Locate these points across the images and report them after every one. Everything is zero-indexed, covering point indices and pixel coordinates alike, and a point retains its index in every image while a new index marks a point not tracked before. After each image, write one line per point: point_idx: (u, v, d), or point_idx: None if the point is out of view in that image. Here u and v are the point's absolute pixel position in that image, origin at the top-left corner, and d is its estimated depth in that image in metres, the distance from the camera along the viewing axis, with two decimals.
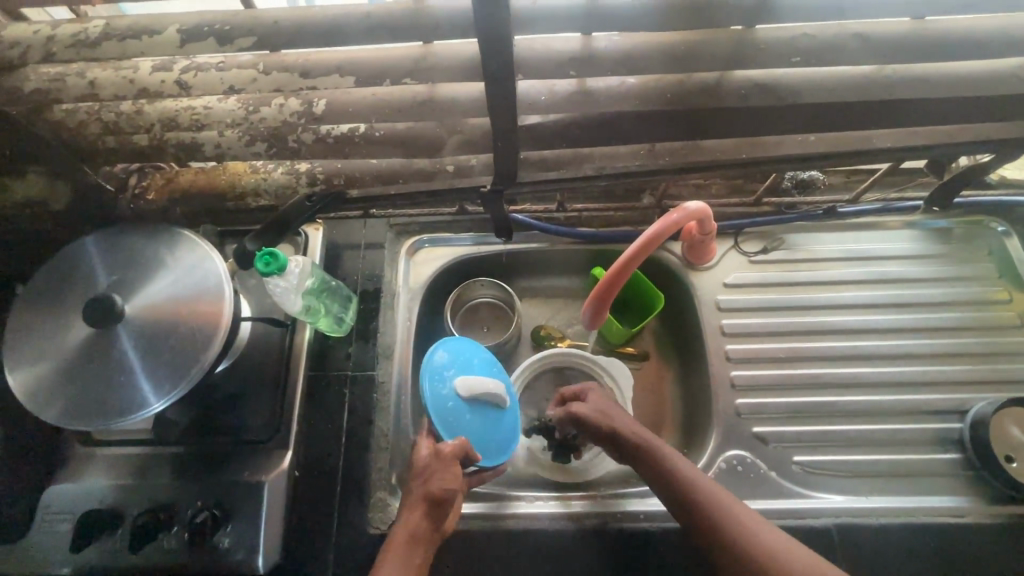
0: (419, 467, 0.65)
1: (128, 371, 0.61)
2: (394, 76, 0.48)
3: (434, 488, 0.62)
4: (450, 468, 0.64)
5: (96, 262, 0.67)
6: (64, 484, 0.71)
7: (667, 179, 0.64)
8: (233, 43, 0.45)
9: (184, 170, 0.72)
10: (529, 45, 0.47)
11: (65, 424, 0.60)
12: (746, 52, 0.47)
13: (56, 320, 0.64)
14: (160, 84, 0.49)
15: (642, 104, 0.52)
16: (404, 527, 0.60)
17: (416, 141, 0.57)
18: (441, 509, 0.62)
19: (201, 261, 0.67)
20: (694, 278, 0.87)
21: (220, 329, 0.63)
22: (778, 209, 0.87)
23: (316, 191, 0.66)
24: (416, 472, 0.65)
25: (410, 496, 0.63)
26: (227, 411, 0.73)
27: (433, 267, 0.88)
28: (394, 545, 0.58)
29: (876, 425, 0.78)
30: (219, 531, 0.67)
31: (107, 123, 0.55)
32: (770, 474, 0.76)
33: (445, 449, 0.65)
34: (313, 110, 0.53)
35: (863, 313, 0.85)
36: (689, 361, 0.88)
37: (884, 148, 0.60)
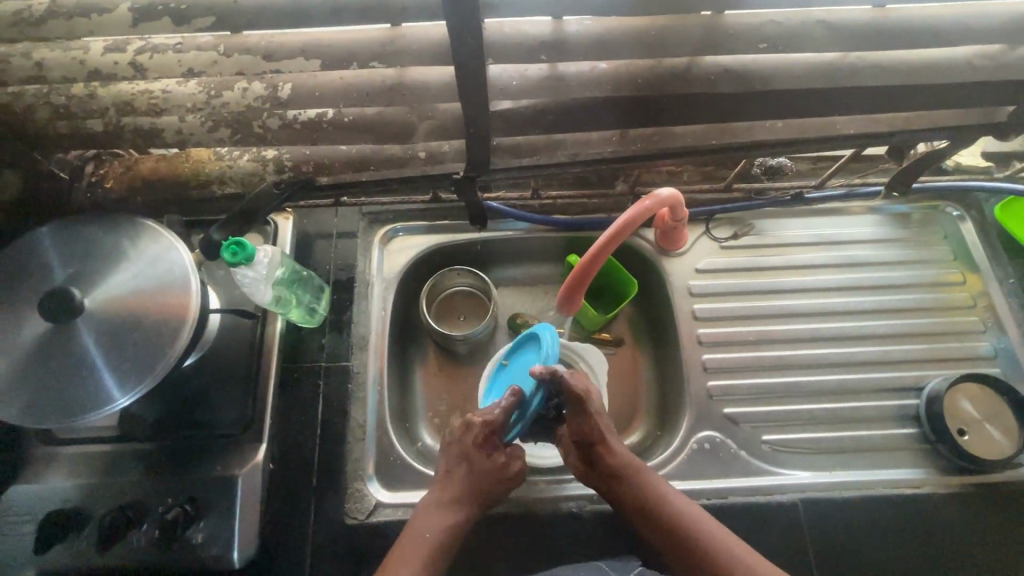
0: (488, 467, 0.66)
1: (90, 368, 0.59)
2: (361, 59, 0.47)
3: (492, 496, 0.66)
4: (507, 487, 0.68)
5: (51, 252, 0.64)
6: (25, 486, 0.69)
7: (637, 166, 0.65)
8: (191, 23, 0.43)
9: (143, 157, 0.67)
10: (499, 29, 0.46)
11: (23, 423, 0.58)
12: (714, 39, 0.48)
13: (10, 315, 0.62)
14: (113, 66, 0.47)
15: (613, 90, 0.52)
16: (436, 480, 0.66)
17: (385, 127, 0.56)
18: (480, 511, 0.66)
19: (165, 252, 0.65)
20: (667, 264, 0.89)
21: (187, 322, 0.61)
22: (748, 195, 0.89)
23: (285, 179, 0.64)
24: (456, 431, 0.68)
25: (464, 489, 0.65)
26: (196, 406, 0.72)
27: (406, 256, 0.88)
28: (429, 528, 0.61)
29: (838, 404, 0.81)
30: (192, 528, 0.66)
31: (57, 107, 0.52)
32: (739, 453, 0.78)
33: (519, 472, 0.68)
34: (278, 94, 0.51)
35: (828, 296, 0.87)
36: (663, 346, 0.89)
37: (847, 134, 0.61)
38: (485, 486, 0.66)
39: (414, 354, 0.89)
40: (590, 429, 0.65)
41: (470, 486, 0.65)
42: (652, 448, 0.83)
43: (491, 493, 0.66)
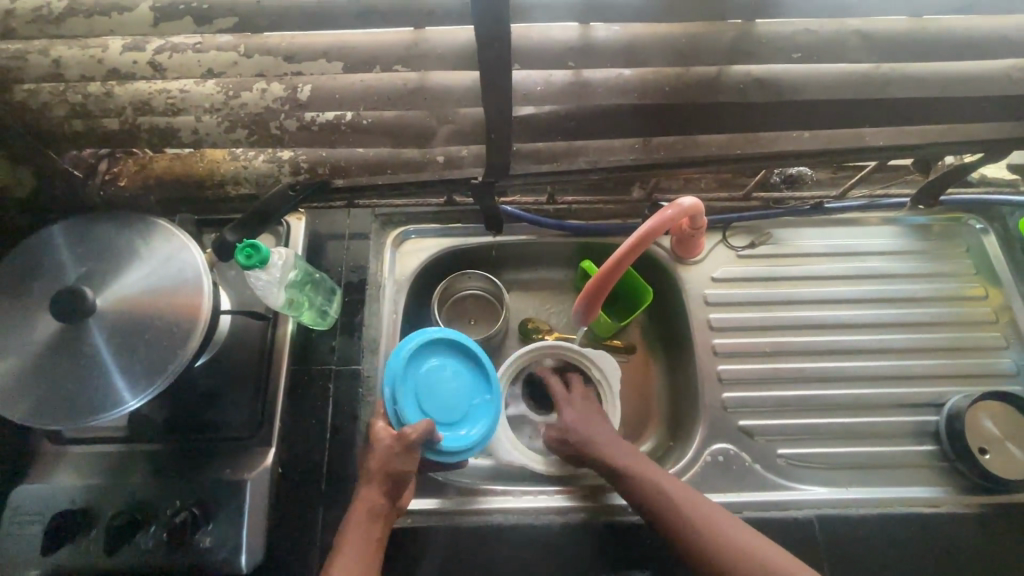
0: (376, 449, 0.66)
1: (101, 368, 0.59)
2: (384, 63, 0.46)
3: (395, 472, 0.64)
4: (406, 455, 0.65)
5: (64, 250, 0.64)
6: (32, 485, 0.68)
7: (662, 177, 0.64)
8: (213, 23, 0.42)
9: (158, 155, 0.67)
10: (526, 33, 0.45)
11: (32, 423, 0.58)
12: (746, 47, 0.46)
13: (22, 313, 0.61)
14: (132, 65, 0.46)
15: (638, 97, 0.51)
16: (360, 514, 0.63)
17: (404, 131, 0.55)
18: (393, 490, 0.64)
19: (178, 252, 0.64)
20: (682, 272, 0.87)
21: (198, 323, 0.61)
22: (766, 204, 0.87)
23: (300, 181, 0.63)
24: (378, 457, 0.65)
25: (368, 477, 0.64)
26: (205, 407, 0.71)
27: (418, 259, 0.87)
28: (353, 525, 0.62)
29: (856, 419, 0.80)
30: (200, 531, 0.65)
31: (74, 105, 0.51)
32: (754, 466, 0.77)
33: (406, 437, 0.65)
34: (298, 96, 0.50)
35: (846, 308, 0.86)
36: (676, 355, 0.88)
37: (876, 146, 0.60)
38: (379, 467, 0.64)
39: None
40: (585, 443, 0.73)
41: (371, 474, 0.64)
42: (664, 459, 0.82)
43: (388, 470, 0.64)
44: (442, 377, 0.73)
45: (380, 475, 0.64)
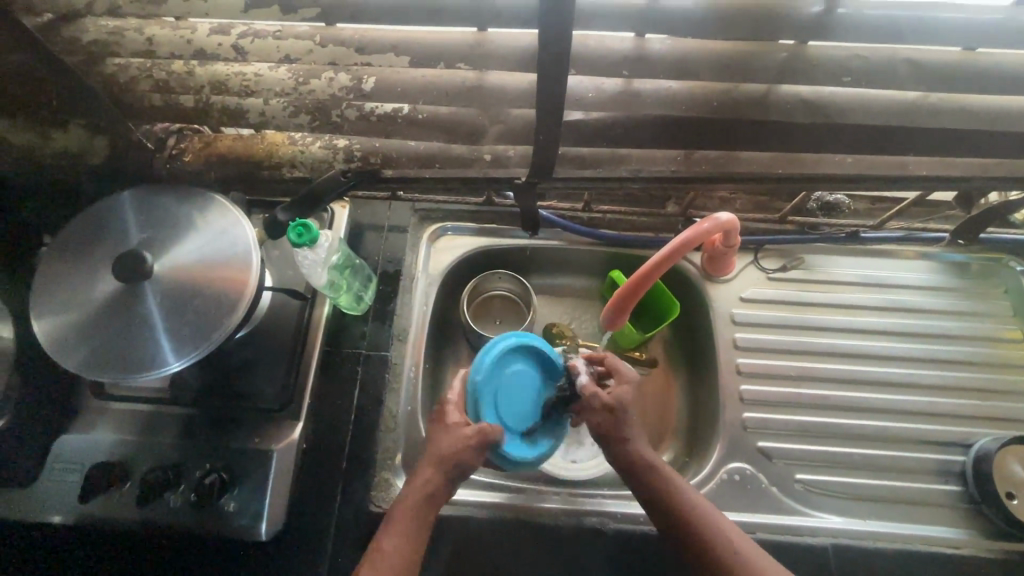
0: (449, 434, 0.64)
1: (152, 329, 0.63)
2: (448, 60, 0.49)
3: (460, 462, 0.62)
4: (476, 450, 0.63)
5: (129, 216, 0.68)
6: (76, 435, 0.72)
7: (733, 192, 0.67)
8: (298, 12, 0.45)
9: (223, 135, 0.71)
10: (584, 41, 0.48)
11: (85, 373, 0.61)
12: (797, 68, 0.48)
13: (85, 272, 0.65)
14: (217, 47, 0.50)
15: (686, 110, 0.53)
16: (414, 495, 0.60)
17: (457, 127, 0.58)
18: (450, 479, 0.62)
19: (232, 227, 0.68)
20: (711, 290, 0.88)
21: (244, 296, 0.64)
22: (801, 228, 0.87)
23: (353, 168, 0.66)
24: (449, 440, 0.64)
25: (430, 460, 0.62)
26: (239, 378, 0.74)
27: (452, 256, 0.89)
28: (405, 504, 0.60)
29: (878, 451, 0.79)
30: (226, 495, 0.68)
31: (158, 81, 0.55)
32: (770, 488, 0.76)
33: (487, 433, 0.64)
34: (363, 87, 0.53)
35: (876, 339, 0.85)
36: (699, 372, 0.89)
37: (918, 176, 0.60)
38: (449, 452, 0.62)
39: (449, 351, 0.91)
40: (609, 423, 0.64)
41: (436, 458, 0.62)
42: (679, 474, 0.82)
43: (456, 459, 0.62)
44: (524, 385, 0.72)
45: (445, 461, 0.62)
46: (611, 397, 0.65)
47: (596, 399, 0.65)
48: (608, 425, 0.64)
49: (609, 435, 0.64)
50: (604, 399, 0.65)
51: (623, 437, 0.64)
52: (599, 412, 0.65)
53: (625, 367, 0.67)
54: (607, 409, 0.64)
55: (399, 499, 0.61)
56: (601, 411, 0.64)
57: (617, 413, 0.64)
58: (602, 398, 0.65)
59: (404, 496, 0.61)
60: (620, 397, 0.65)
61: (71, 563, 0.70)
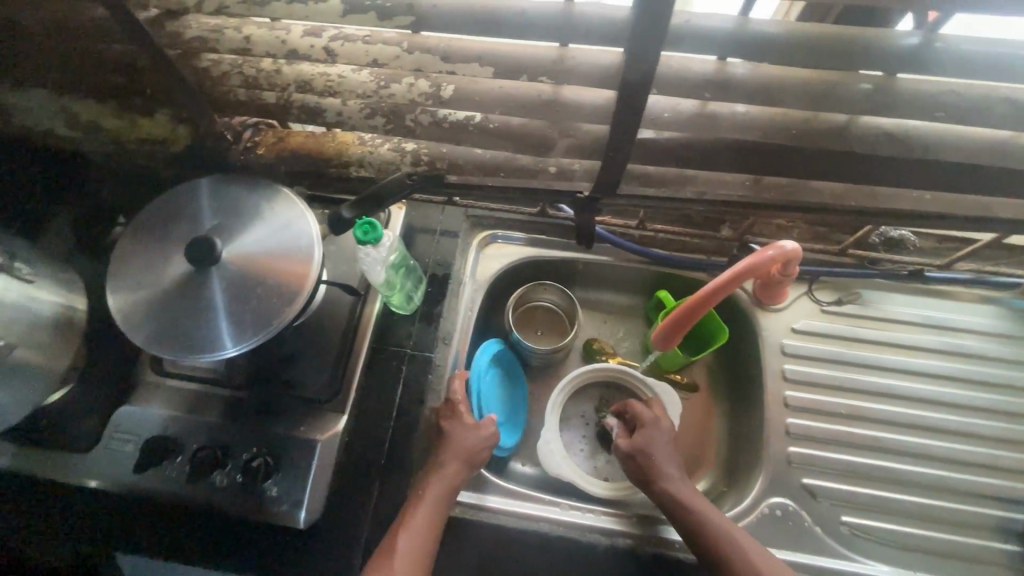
0: (463, 432, 0.72)
1: (217, 313, 0.65)
2: (530, 73, 0.49)
3: (477, 457, 0.72)
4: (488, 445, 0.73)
5: (202, 203, 0.71)
6: (132, 407, 0.75)
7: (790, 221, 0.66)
8: (392, 20, 0.46)
9: (295, 131, 0.74)
10: (667, 62, 0.48)
11: (152, 350, 0.64)
12: (885, 100, 0.47)
13: (158, 252, 0.68)
14: (308, 49, 0.52)
15: (763, 135, 0.52)
16: (432, 496, 0.68)
17: (527, 138, 0.59)
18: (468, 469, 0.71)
19: (297, 221, 0.70)
20: (761, 318, 0.86)
21: (306, 288, 0.66)
22: (860, 262, 0.85)
23: (419, 172, 0.68)
24: (466, 437, 0.72)
25: (450, 458, 0.70)
26: (289, 367, 0.76)
27: (500, 264, 0.90)
28: (421, 511, 0.66)
29: (931, 500, 0.75)
30: (270, 480, 0.70)
31: (247, 77, 0.58)
32: (813, 528, 0.74)
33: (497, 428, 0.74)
34: (441, 94, 0.55)
35: (935, 383, 0.82)
36: (742, 400, 0.87)
37: (999, 217, 0.58)
38: (471, 450, 0.71)
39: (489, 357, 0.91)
40: (637, 469, 0.72)
41: (455, 456, 0.70)
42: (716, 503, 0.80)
43: (476, 456, 0.71)
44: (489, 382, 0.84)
45: (468, 458, 0.71)
46: (633, 445, 0.73)
47: (621, 449, 0.74)
48: (636, 470, 0.72)
49: (640, 479, 0.71)
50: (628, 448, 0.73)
51: (652, 480, 0.70)
52: (628, 460, 0.73)
53: (649, 415, 0.75)
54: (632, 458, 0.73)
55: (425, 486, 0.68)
56: (628, 460, 0.73)
57: (646, 456, 0.72)
58: (625, 448, 0.73)
59: (424, 491, 0.68)
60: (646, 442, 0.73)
61: (119, 531, 0.73)
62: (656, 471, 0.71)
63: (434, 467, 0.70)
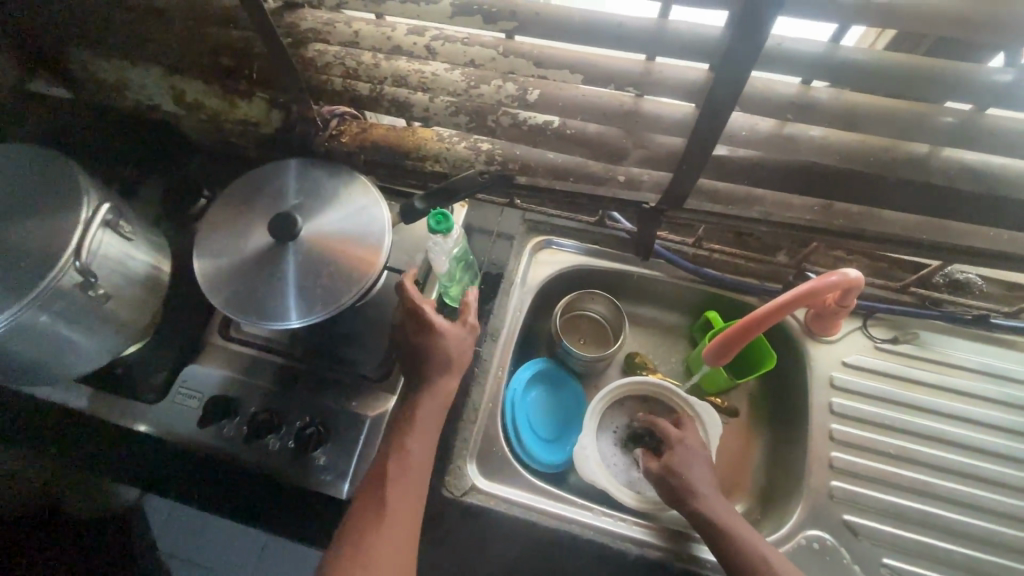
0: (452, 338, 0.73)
1: (291, 285, 0.70)
2: (617, 83, 0.52)
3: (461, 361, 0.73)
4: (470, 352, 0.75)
5: (285, 182, 0.76)
6: (198, 366, 0.79)
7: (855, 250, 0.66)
8: (496, 24, 0.50)
9: (377, 124, 0.78)
10: (752, 82, 0.50)
11: (230, 313, 0.69)
12: (971, 135, 0.47)
13: (243, 224, 0.73)
14: (410, 46, 0.56)
15: (839, 160, 0.53)
16: (428, 400, 0.70)
17: (602, 146, 0.61)
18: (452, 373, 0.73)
19: (371, 207, 0.74)
20: (812, 348, 0.85)
21: (374, 271, 0.70)
22: (920, 301, 0.83)
23: (491, 171, 0.70)
24: (453, 344, 0.73)
25: (437, 361, 0.71)
26: (345, 345, 0.80)
27: (551, 269, 0.93)
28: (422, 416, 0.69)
29: (979, 554, 0.73)
30: (318, 449, 0.73)
31: (348, 69, 0.62)
32: (851, 566, 0.72)
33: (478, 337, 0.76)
34: (527, 97, 0.58)
35: (992, 434, 0.79)
36: (784, 429, 0.86)
37: None
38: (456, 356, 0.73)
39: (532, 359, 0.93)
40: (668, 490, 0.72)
41: (443, 361, 0.71)
42: None
43: (461, 361, 0.73)
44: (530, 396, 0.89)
45: (455, 364, 0.72)
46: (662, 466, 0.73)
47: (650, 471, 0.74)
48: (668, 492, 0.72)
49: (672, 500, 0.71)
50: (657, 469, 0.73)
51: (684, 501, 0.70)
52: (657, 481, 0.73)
53: (675, 435, 0.75)
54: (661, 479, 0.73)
55: (419, 412, 0.69)
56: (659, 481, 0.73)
57: (676, 476, 0.71)
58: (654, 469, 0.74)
59: (414, 430, 0.68)
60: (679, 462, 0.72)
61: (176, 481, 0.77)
62: (687, 490, 0.70)
63: (419, 392, 0.71)
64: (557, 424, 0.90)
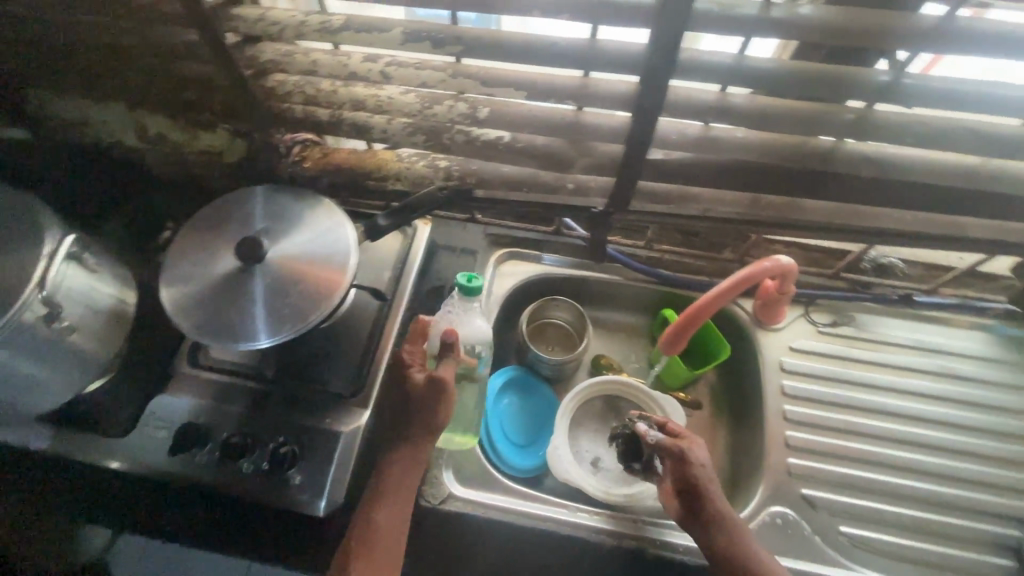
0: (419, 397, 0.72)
1: (259, 306, 0.71)
2: (557, 96, 0.57)
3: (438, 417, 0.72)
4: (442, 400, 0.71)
5: (250, 208, 0.78)
6: (167, 396, 0.79)
7: (794, 237, 0.72)
8: (443, 48, 0.55)
9: (338, 148, 0.81)
10: (676, 91, 0.56)
11: (199, 338, 0.70)
12: (866, 127, 0.54)
13: (209, 250, 0.75)
14: (367, 72, 0.60)
15: (759, 157, 0.60)
16: (418, 441, 0.72)
17: (550, 156, 0.66)
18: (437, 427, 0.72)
19: (336, 228, 0.77)
20: (761, 336, 0.91)
21: (341, 289, 0.72)
22: (853, 286, 0.91)
23: (449, 185, 0.74)
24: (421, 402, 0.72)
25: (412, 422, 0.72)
26: (316, 365, 0.82)
27: (516, 279, 0.97)
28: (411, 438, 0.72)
29: (927, 514, 0.78)
30: (293, 468, 0.74)
31: (307, 96, 0.66)
32: (813, 537, 0.76)
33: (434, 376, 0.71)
34: (478, 114, 0.62)
35: (927, 402, 0.86)
36: (743, 416, 0.91)
37: (971, 238, 0.65)
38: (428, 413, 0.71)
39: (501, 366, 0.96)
40: (692, 478, 0.68)
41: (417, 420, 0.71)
42: None
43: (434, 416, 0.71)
44: (500, 405, 0.92)
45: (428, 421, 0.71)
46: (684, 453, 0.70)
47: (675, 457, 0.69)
48: (688, 477, 0.68)
49: (689, 487, 0.68)
50: (679, 454, 0.70)
51: (702, 488, 0.68)
52: (682, 466, 0.69)
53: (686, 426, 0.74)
54: (684, 464, 0.69)
55: (406, 434, 0.72)
56: (682, 465, 0.69)
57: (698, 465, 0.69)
58: (677, 454, 0.70)
59: (412, 434, 0.72)
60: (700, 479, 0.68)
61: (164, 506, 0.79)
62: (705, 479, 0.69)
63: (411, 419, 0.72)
64: (534, 429, 0.93)
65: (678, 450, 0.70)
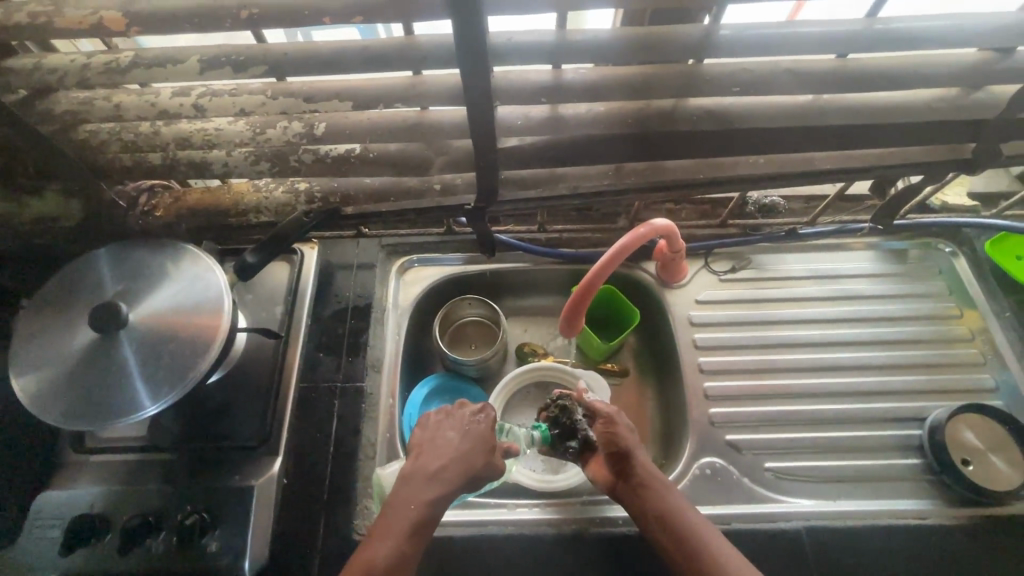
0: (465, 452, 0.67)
1: (128, 375, 0.65)
2: (387, 101, 0.55)
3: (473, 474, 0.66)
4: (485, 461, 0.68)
5: (104, 271, 0.71)
6: (55, 490, 0.72)
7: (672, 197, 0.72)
8: (248, 71, 0.50)
9: (191, 190, 0.76)
10: (505, 76, 0.54)
11: (65, 425, 0.63)
12: (695, 83, 0.54)
13: (62, 326, 0.68)
14: (179, 108, 0.55)
15: (607, 128, 0.59)
16: (452, 479, 0.64)
17: (405, 162, 0.63)
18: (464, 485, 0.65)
19: (204, 274, 0.72)
20: (668, 296, 0.93)
21: (219, 337, 0.67)
22: (744, 230, 0.94)
23: (314, 208, 0.71)
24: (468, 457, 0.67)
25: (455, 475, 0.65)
26: (217, 421, 0.76)
27: (422, 286, 0.94)
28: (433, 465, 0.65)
29: (841, 432, 0.82)
30: (207, 536, 0.69)
31: (126, 142, 0.61)
32: (742, 479, 0.79)
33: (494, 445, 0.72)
34: (314, 132, 0.58)
35: (827, 327, 0.90)
36: (665, 376, 0.93)
37: (824, 170, 0.67)
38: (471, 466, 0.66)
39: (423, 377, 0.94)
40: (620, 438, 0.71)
41: (461, 470, 0.65)
42: None
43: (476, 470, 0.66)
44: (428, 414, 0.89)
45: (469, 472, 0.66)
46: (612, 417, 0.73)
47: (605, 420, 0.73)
48: (616, 438, 0.71)
49: (619, 447, 0.70)
50: (608, 418, 0.73)
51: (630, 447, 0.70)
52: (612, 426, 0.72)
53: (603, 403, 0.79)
54: (612, 425, 0.72)
55: (439, 466, 0.65)
56: (611, 427, 0.72)
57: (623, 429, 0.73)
58: (606, 418, 0.73)
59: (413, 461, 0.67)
60: (626, 442, 0.70)
61: None
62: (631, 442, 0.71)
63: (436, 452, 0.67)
64: None
65: (606, 415, 0.74)
